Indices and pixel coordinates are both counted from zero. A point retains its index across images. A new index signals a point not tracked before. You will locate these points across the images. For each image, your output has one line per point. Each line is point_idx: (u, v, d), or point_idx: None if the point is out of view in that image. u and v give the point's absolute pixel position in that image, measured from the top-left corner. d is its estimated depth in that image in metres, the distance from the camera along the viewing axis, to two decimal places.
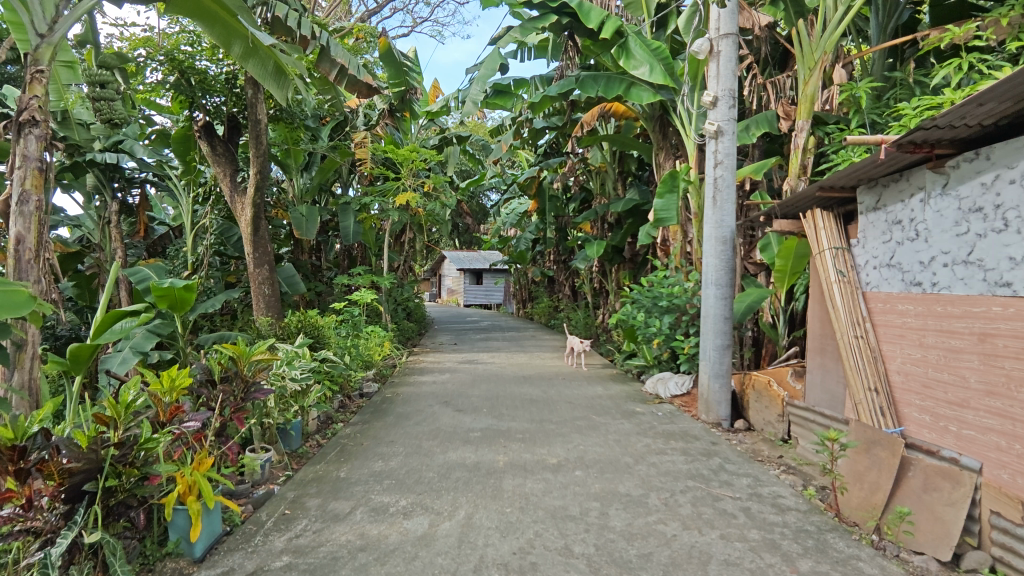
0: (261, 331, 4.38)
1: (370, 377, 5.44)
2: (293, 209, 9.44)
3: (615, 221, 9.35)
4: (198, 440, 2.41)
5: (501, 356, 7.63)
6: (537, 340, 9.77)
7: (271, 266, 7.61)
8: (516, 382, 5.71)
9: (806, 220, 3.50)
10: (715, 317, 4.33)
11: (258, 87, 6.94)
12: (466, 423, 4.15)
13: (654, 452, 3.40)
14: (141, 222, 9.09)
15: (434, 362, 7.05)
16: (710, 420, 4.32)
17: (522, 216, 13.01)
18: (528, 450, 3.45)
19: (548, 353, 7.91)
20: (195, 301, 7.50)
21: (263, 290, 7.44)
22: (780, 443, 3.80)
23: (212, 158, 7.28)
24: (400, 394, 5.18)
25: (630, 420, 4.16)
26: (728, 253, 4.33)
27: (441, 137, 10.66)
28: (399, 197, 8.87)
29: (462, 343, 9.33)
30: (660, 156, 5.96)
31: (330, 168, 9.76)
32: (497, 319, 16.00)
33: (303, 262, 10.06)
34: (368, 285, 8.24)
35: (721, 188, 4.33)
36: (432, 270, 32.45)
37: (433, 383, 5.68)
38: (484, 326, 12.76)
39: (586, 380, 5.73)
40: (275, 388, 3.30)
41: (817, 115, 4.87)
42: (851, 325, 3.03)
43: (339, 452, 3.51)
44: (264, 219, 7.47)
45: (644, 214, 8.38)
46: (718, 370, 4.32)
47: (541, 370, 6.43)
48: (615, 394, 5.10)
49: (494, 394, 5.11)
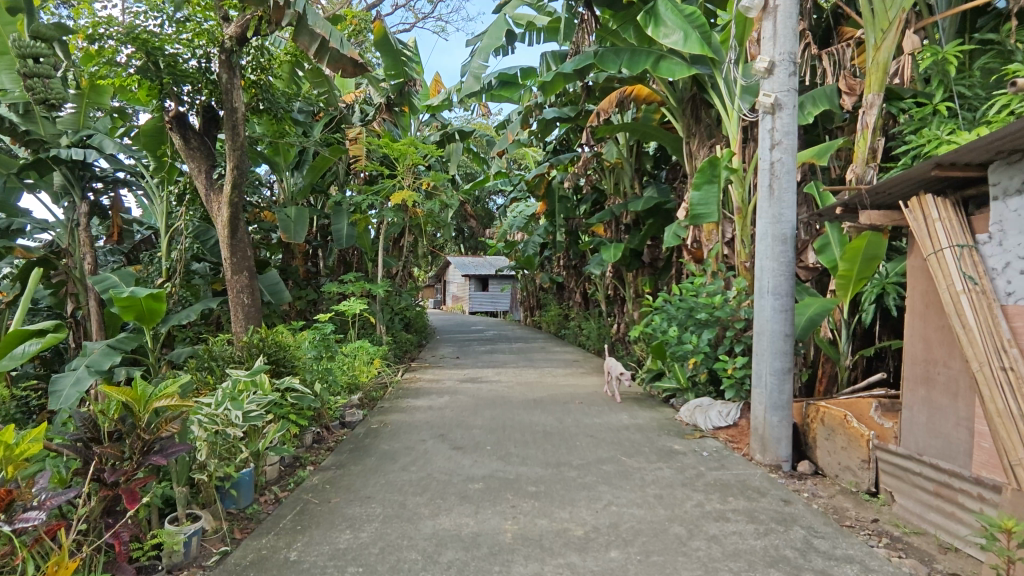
0: (214, 353, 3.58)
1: (354, 403, 4.64)
2: (281, 210, 8.62)
3: (632, 223, 8.53)
4: (51, 536, 1.64)
5: (507, 373, 6.81)
6: (547, 353, 8.95)
7: (251, 272, 6.84)
8: (525, 407, 4.91)
9: (907, 211, 2.67)
10: (772, 334, 3.50)
11: (235, 72, 6.15)
12: (465, 468, 3.32)
13: (711, 517, 2.57)
14: (115, 225, 8.35)
15: (432, 381, 6.25)
16: (767, 462, 3.49)
17: (530, 218, 12.22)
18: (544, 514, 2.62)
19: (560, 369, 7.09)
20: (166, 311, 6.75)
21: (241, 300, 6.65)
22: (866, 497, 2.96)
23: (185, 153, 6.56)
24: (388, 424, 4.39)
25: (669, 465, 3.34)
26: (788, 254, 3.50)
27: (442, 133, 9.89)
28: (395, 196, 8.07)
29: (464, 357, 8.51)
30: (692, 144, 5.17)
31: (322, 167, 9.02)
32: (504, 327, 15.20)
33: (294, 268, 9.32)
34: (360, 293, 7.45)
35: (778, 174, 3.49)
36: (437, 277, 31.70)
37: (428, 409, 4.86)
38: (489, 336, 11.94)
39: (606, 406, 4.90)
40: (208, 436, 2.50)
41: (888, 90, 4.03)
42: (992, 352, 2.21)
43: (297, 516, 2.69)
44: (243, 220, 6.69)
45: (666, 214, 7.59)
46: (778, 400, 3.48)
47: (554, 391, 5.59)
48: (645, 425, 4.26)
49: (498, 424, 4.28)
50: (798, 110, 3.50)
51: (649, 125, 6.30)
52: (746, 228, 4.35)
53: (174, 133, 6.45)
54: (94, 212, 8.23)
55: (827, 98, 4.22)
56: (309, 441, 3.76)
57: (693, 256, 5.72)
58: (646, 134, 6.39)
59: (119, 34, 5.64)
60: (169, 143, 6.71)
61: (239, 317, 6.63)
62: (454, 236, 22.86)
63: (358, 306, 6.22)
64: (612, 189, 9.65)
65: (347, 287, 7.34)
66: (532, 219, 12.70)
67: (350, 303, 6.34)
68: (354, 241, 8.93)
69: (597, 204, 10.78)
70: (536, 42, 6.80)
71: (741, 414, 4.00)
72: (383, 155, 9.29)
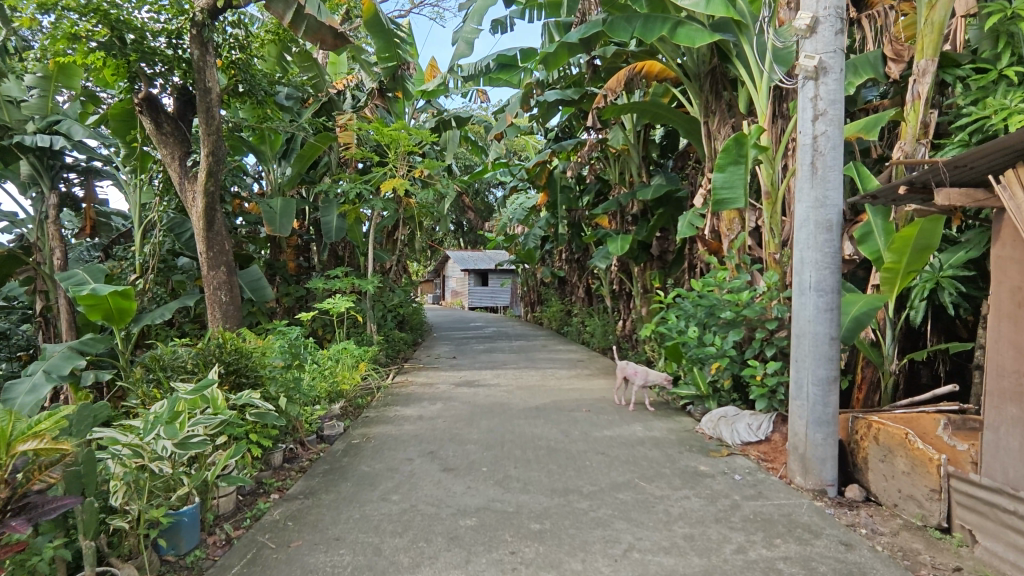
0: (166, 361, 3.10)
1: (335, 413, 4.16)
2: (266, 202, 8.08)
3: (640, 213, 8.01)
4: None
5: (507, 375, 6.31)
6: (549, 351, 8.46)
7: (230, 268, 6.32)
8: (526, 417, 4.42)
9: (1000, 188, 2.18)
10: (815, 337, 2.98)
11: (208, 48, 5.62)
12: (456, 497, 2.82)
13: (758, 569, 2.08)
14: (88, 217, 7.83)
15: (425, 385, 5.74)
16: (809, 487, 2.99)
17: (531, 210, 11.71)
18: (550, 565, 2.12)
19: (563, 370, 6.60)
20: (139, 311, 6.28)
21: (219, 298, 6.14)
22: (938, 536, 2.46)
23: (156, 138, 6.04)
24: (373, 438, 3.90)
25: (696, 492, 2.85)
26: (835, 245, 2.97)
27: (437, 120, 9.37)
28: (385, 185, 7.52)
29: (461, 357, 8.01)
30: (711, 123, 4.66)
31: (310, 156, 8.52)
32: (505, 323, 14.71)
33: (282, 264, 8.85)
34: (348, 289, 6.95)
35: (823, 150, 2.96)
36: (436, 272, 31.23)
37: (419, 419, 4.36)
38: (488, 333, 11.45)
39: (616, 416, 4.39)
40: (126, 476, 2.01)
41: (943, 56, 3.49)
42: None
43: (248, 567, 2.18)
44: (220, 211, 6.18)
45: (677, 203, 7.12)
46: (822, 414, 2.98)
47: (559, 397, 5.09)
48: (663, 439, 3.76)
49: (497, 439, 3.78)
50: (845, 74, 2.98)
51: (660, 105, 5.81)
52: (775, 215, 3.86)
53: (144, 116, 5.94)
54: (67, 203, 7.73)
55: (870, 66, 3.70)
56: (278, 461, 3.26)
57: (711, 249, 5.23)
58: (657, 115, 5.87)
59: (77, 5, 5.10)
60: (141, 127, 6.19)
61: (217, 315, 6.14)
62: (453, 229, 22.42)
63: (344, 304, 5.72)
64: (617, 179, 9.14)
65: (335, 282, 6.83)
66: (533, 211, 12.17)
67: (335, 301, 5.83)
68: (344, 234, 8.43)
69: (601, 195, 10.24)
70: (537, 17, 6.26)
71: (775, 428, 3.50)
72: (376, 143, 8.79)
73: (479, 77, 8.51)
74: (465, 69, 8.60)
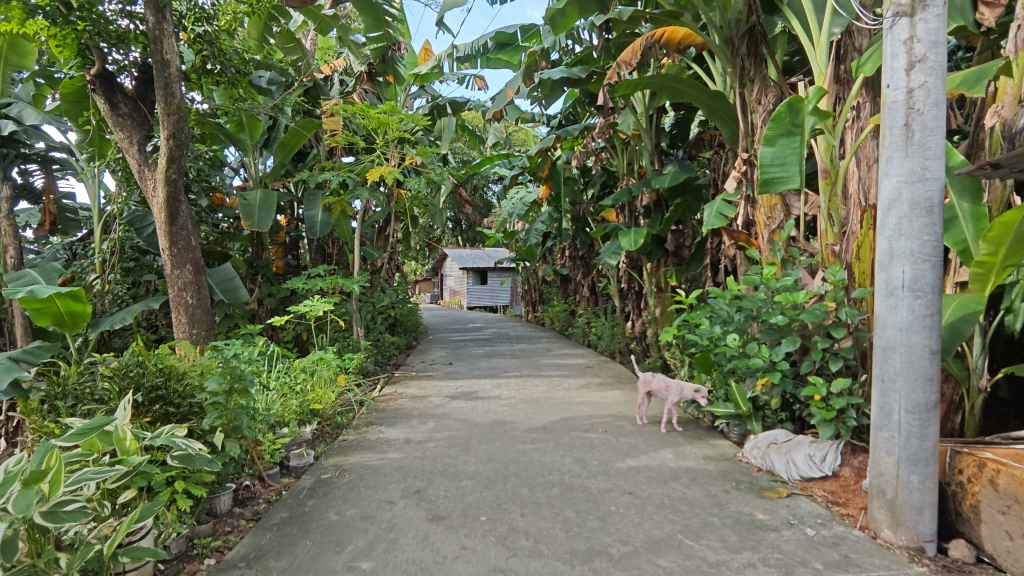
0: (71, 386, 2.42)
1: (305, 439, 3.48)
2: (244, 195, 7.33)
3: (652, 204, 7.29)
4: None
5: (509, 384, 5.65)
6: (554, 356, 7.79)
7: (199, 266, 5.63)
8: (532, 440, 3.73)
9: None
10: (911, 350, 2.31)
11: (165, 15, 4.98)
12: (446, 564, 2.13)
13: None
14: (48, 212, 7.17)
15: (416, 398, 5.07)
16: (900, 543, 2.32)
17: (533, 204, 11.06)
18: None
19: (571, 378, 5.93)
20: (98, 316, 5.63)
21: (184, 300, 5.44)
22: None
23: (112, 120, 5.38)
24: (348, 470, 3.22)
25: (761, 555, 2.16)
26: (936, 230, 2.29)
27: (431, 106, 8.71)
28: (372, 173, 6.77)
29: (458, 362, 7.33)
30: (745, 92, 4.05)
31: (294, 144, 7.91)
32: (504, 324, 14.06)
33: (264, 262, 8.18)
34: (331, 288, 6.26)
35: (920, 108, 2.29)
36: (432, 271, 30.54)
37: (406, 443, 3.68)
38: (489, 336, 10.78)
39: (639, 439, 3.72)
40: None
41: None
42: None
43: None
44: (185, 202, 5.50)
45: (696, 190, 6.55)
46: (918, 451, 2.30)
47: (570, 413, 4.41)
48: (701, 472, 3.08)
49: (499, 473, 3.09)
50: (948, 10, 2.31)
51: (681, 79, 5.15)
52: (834, 197, 3.33)
53: (98, 95, 5.30)
54: (24, 195, 7.08)
55: (959, 14, 3.11)
56: (224, 507, 2.60)
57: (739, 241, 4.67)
58: (676, 91, 5.24)
59: None
60: (94, 108, 5.53)
61: (183, 320, 5.45)
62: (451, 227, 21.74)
63: (324, 307, 5.01)
64: (625, 169, 8.55)
65: (315, 280, 6.13)
66: (535, 206, 11.50)
67: (312, 302, 5.10)
68: (330, 229, 7.74)
69: (606, 187, 9.67)
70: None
71: (845, 461, 2.82)
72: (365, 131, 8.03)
73: (477, 58, 7.99)
74: (459, 50, 7.97)
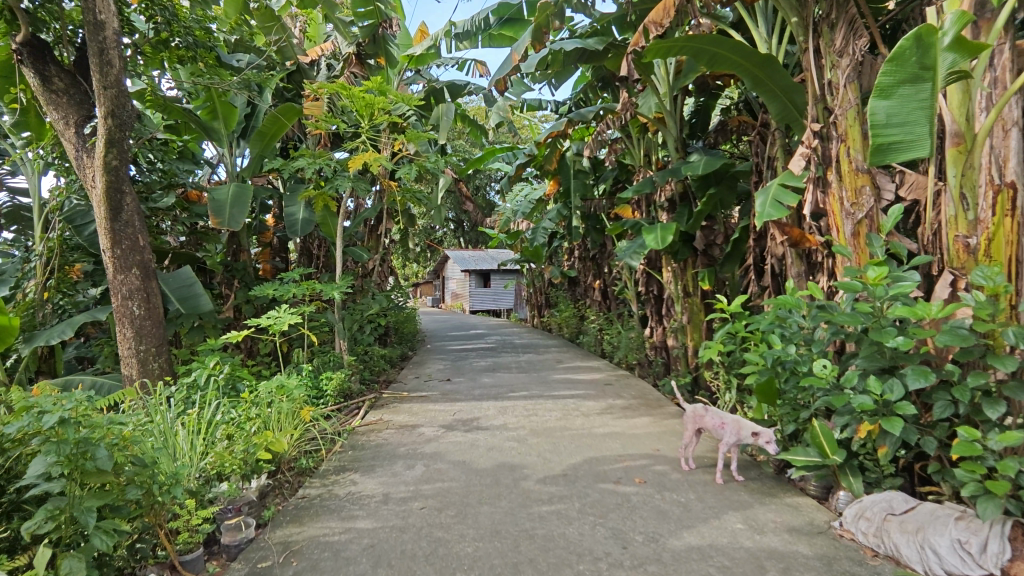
0: None
1: (249, 502, 2.60)
2: (216, 190, 6.48)
3: (676, 197, 6.36)
4: None
5: (516, 409, 4.76)
6: (566, 369, 6.90)
7: (150, 271, 4.74)
8: (550, 497, 2.84)
9: None
10: None
11: None
12: None
13: None
14: None
15: (404, 429, 4.18)
16: None
17: (539, 202, 10.21)
18: None
19: (589, 400, 5.03)
20: (34, 329, 4.77)
21: (129, 311, 4.57)
22: None
23: (43, 97, 4.54)
24: (298, 552, 2.33)
25: None
26: None
27: (427, 90, 7.87)
28: (354, 161, 5.59)
29: (458, 377, 6.44)
30: (819, 47, 3.22)
31: (275, 132, 7.11)
32: (508, 330, 13.16)
33: (241, 265, 7.32)
34: (308, 295, 5.39)
35: None
36: (433, 274, 29.67)
37: (382, 503, 2.79)
38: (492, 344, 9.88)
39: (690, 496, 2.82)
40: None
41: None
42: None
43: None
44: (133, 195, 4.65)
45: (732, 179, 5.65)
46: None
47: (593, 453, 3.51)
48: (792, 559, 2.18)
49: (506, 560, 2.20)
50: None
51: (720, 40, 4.32)
52: (968, 171, 2.42)
53: (26, 67, 4.46)
54: None
55: None
56: None
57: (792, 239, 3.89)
58: (714, 57, 4.43)
59: None
60: (25, 84, 4.70)
61: (128, 334, 4.57)
62: None
63: (292, 320, 4.10)
64: (642, 161, 7.80)
65: (288, 286, 5.25)
66: (542, 203, 10.64)
67: (277, 312, 4.20)
68: (312, 228, 6.88)
69: (619, 183, 8.85)
70: None
71: (1015, 553, 1.92)
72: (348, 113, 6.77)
73: (477, 35, 7.13)
74: (458, 27, 7.15)
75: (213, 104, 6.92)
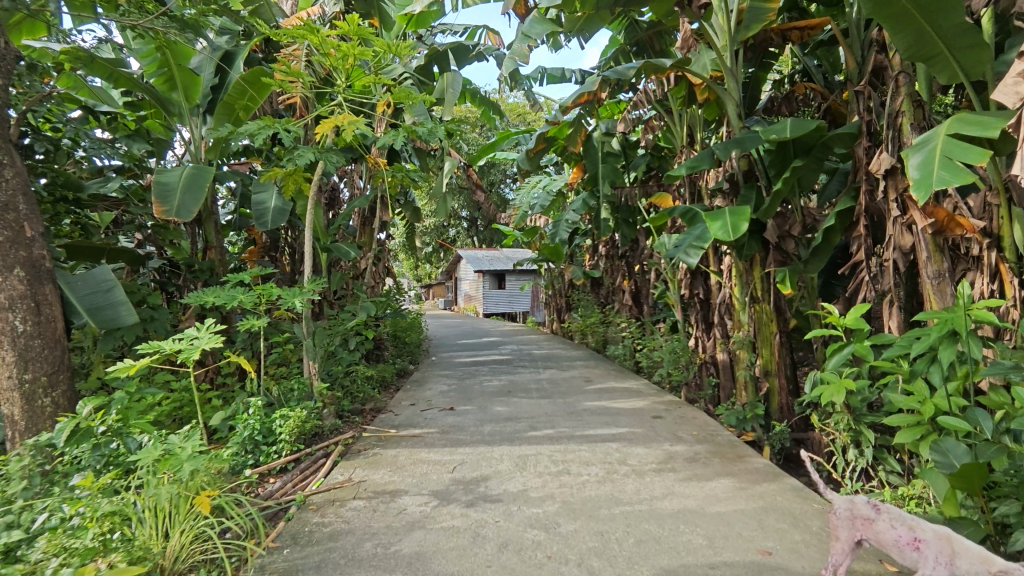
0: None
1: None
2: (167, 172, 5.27)
3: (741, 177, 4.97)
4: None
5: (540, 461, 3.45)
6: (597, 392, 5.57)
7: (43, 273, 3.51)
8: None
9: None
10: None
11: None
12: None
13: None
14: None
15: (380, 500, 2.89)
16: None
17: (560, 194, 8.90)
18: None
19: (636, 446, 3.71)
20: None
21: (8, 325, 3.31)
22: None
23: None
24: None
25: None
26: None
27: (428, 56, 6.60)
28: (323, 125, 4.24)
29: (463, 405, 5.12)
30: None
31: (244, 104, 5.90)
32: (524, 338, 11.83)
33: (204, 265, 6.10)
34: (263, 304, 4.14)
35: None
36: (446, 275, 28.38)
37: None
38: (506, 356, 8.56)
39: None
40: None
41: None
42: None
43: None
44: (17, 167, 3.44)
45: (825, 151, 4.25)
46: None
47: (668, 563, 2.20)
48: None
49: None
50: None
51: None
52: None
53: None
54: None
55: None
56: None
57: (942, 222, 3.02)
58: None
59: None
60: None
61: (8, 359, 3.32)
62: None
63: (213, 346, 2.81)
64: (684, 141, 6.46)
65: (235, 291, 4.02)
66: (562, 195, 9.33)
67: (193, 332, 2.89)
68: (286, 218, 5.64)
69: (655, 169, 7.52)
70: None
71: None
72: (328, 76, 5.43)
73: None
74: None
75: (170, 71, 5.71)
